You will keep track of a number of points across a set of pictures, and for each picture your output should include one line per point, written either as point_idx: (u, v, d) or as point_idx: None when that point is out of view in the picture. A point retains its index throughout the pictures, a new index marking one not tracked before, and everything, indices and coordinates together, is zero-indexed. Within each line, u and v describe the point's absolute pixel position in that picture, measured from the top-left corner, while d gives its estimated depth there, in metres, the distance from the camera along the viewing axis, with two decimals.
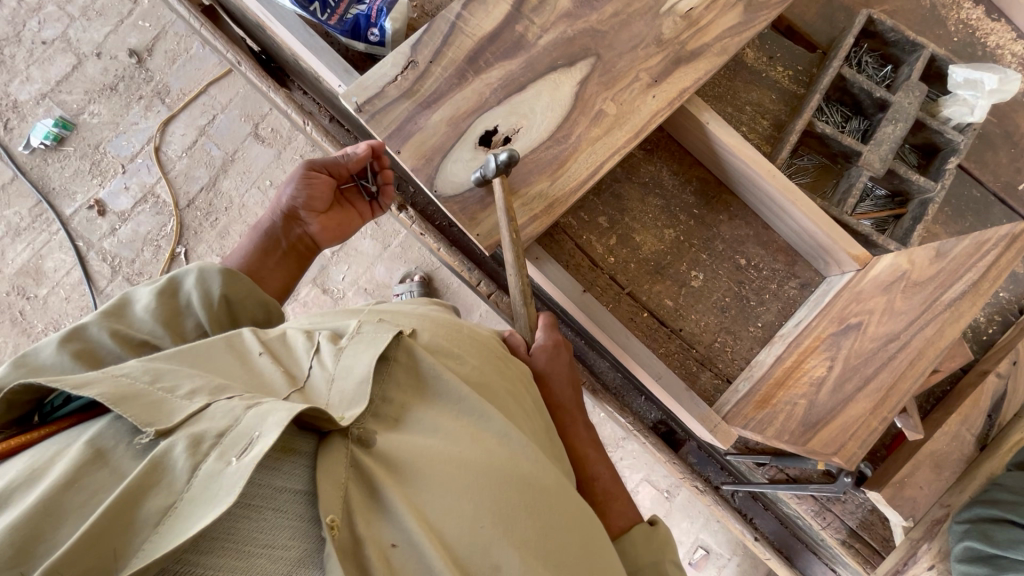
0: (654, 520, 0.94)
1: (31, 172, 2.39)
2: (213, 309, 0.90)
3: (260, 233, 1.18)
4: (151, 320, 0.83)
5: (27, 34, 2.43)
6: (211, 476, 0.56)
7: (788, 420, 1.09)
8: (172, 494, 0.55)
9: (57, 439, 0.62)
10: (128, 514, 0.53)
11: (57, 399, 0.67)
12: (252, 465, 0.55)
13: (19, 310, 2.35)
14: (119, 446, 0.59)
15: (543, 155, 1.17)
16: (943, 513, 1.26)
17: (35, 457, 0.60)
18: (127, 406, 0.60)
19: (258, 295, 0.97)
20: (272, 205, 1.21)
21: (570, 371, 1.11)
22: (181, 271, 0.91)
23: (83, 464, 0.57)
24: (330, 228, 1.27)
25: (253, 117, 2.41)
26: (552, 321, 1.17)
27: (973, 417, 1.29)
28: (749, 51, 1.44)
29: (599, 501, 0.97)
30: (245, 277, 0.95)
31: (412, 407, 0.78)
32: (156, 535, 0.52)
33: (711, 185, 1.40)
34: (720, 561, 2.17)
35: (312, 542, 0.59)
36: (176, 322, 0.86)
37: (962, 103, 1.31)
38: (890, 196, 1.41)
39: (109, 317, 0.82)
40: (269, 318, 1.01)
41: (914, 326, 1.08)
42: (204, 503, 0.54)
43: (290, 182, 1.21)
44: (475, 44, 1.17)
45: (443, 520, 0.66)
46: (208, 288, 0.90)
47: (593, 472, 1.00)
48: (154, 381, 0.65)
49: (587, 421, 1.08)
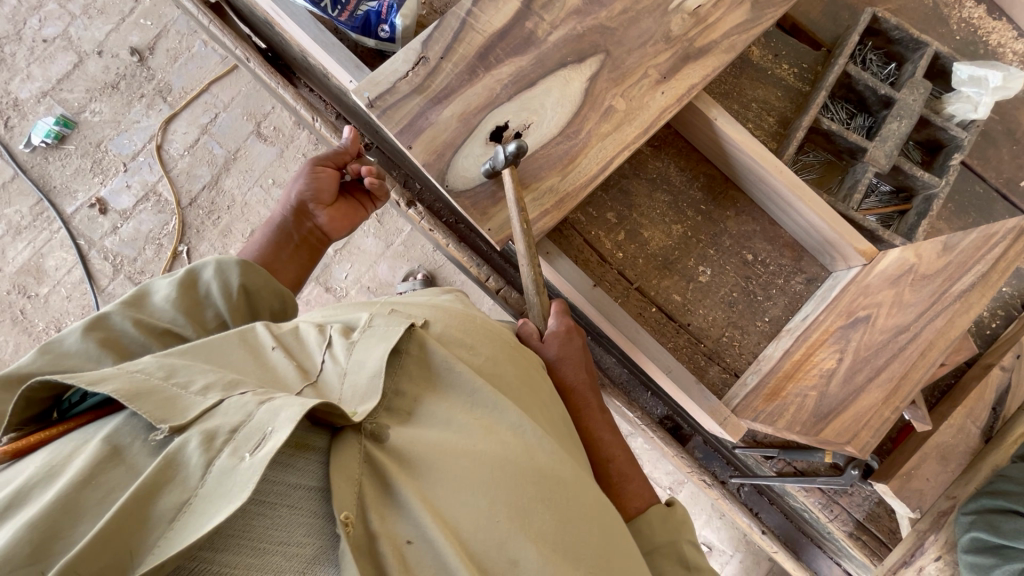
0: (671, 502, 0.96)
1: (31, 171, 2.38)
2: (233, 299, 0.90)
3: (272, 228, 1.18)
4: (173, 309, 0.84)
5: (27, 32, 2.42)
6: (224, 472, 0.56)
7: (799, 412, 1.11)
8: (187, 490, 0.55)
9: (74, 436, 0.62)
10: (144, 511, 0.53)
11: (74, 396, 0.67)
12: (264, 461, 0.55)
13: (21, 308, 2.34)
14: (134, 443, 0.60)
15: (554, 150, 1.18)
16: (949, 504, 1.27)
17: (53, 453, 0.60)
18: (141, 403, 0.60)
19: (276, 286, 0.96)
20: (281, 197, 1.21)
21: (583, 356, 1.12)
22: (200, 262, 0.91)
23: (99, 461, 0.57)
24: (339, 218, 1.26)
25: (255, 116, 2.41)
26: (563, 307, 1.17)
27: (978, 410, 1.31)
28: (754, 49, 1.46)
29: (614, 482, 0.98)
30: (261, 267, 0.94)
31: (424, 400, 0.78)
32: (171, 531, 0.53)
33: (718, 181, 1.41)
34: (722, 557, 2.18)
35: (326, 538, 0.60)
36: (197, 311, 0.86)
37: (966, 101, 1.33)
38: (894, 192, 1.43)
39: (131, 306, 0.82)
40: (285, 309, 0.99)
41: (924, 318, 1.10)
42: (217, 500, 0.54)
43: (298, 178, 1.23)
44: (486, 41, 1.17)
45: (457, 516, 0.66)
46: (227, 279, 0.90)
47: (609, 453, 1.02)
48: (168, 377, 0.65)
49: (601, 403, 1.09)
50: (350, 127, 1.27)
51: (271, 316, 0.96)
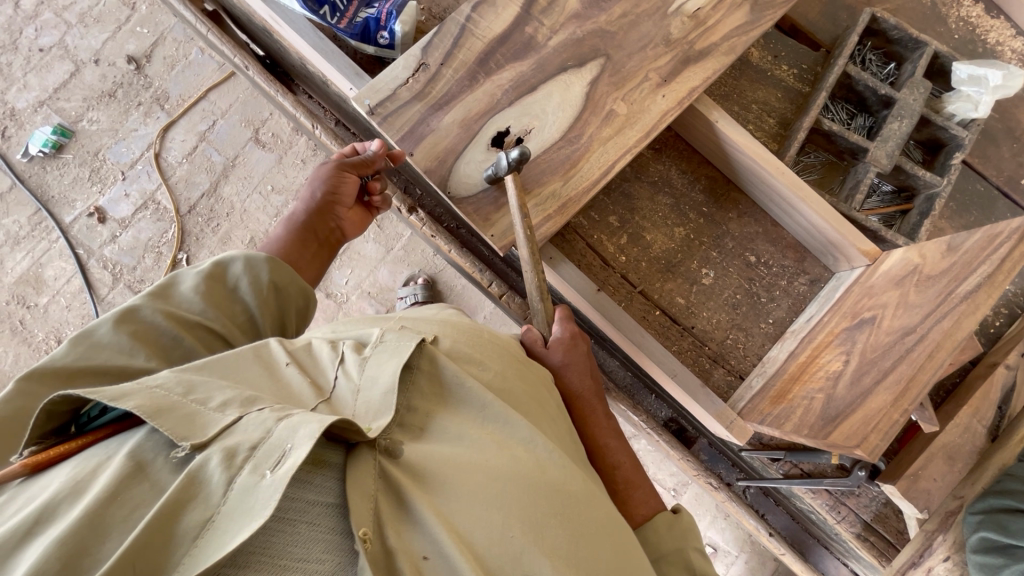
0: (677, 509, 0.96)
1: (29, 180, 2.38)
2: (261, 294, 0.93)
3: (297, 224, 1.16)
4: (204, 303, 0.87)
5: (24, 42, 2.42)
6: (246, 489, 0.55)
7: (807, 415, 1.11)
8: (209, 508, 0.55)
9: (95, 450, 0.62)
10: (171, 527, 0.53)
11: (94, 410, 0.67)
12: (286, 479, 0.54)
13: (20, 319, 2.33)
14: (157, 459, 0.59)
15: (555, 155, 1.18)
16: (956, 504, 1.27)
17: (75, 469, 0.59)
18: (163, 420, 0.59)
19: (301, 283, 0.99)
20: (304, 195, 1.20)
21: (589, 362, 1.11)
22: (230, 255, 0.94)
23: (123, 477, 0.56)
24: (357, 222, 1.30)
25: (253, 123, 2.40)
26: (568, 313, 1.16)
27: (983, 409, 1.31)
28: (754, 50, 1.46)
29: (621, 489, 0.98)
30: (288, 265, 0.98)
31: (436, 415, 0.78)
32: (197, 549, 0.52)
33: (720, 183, 1.41)
34: (728, 558, 2.18)
35: (345, 555, 0.59)
36: (226, 305, 0.90)
37: (966, 99, 1.33)
38: (896, 192, 1.43)
39: (160, 299, 0.85)
40: (309, 307, 1.02)
41: (931, 319, 1.10)
42: (241, 516, 0.53)
43: (320, 178, 1.22)
44: (485, 46, 1.17)
45: (473, 531, 0.66)
46: (257, 274, 0.93)
47: (615, 461, 1.01)
48: (187, 393, 0.64)
49: (607, 409, 1.08)
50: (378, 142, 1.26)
51: (297, 315, 1.00)
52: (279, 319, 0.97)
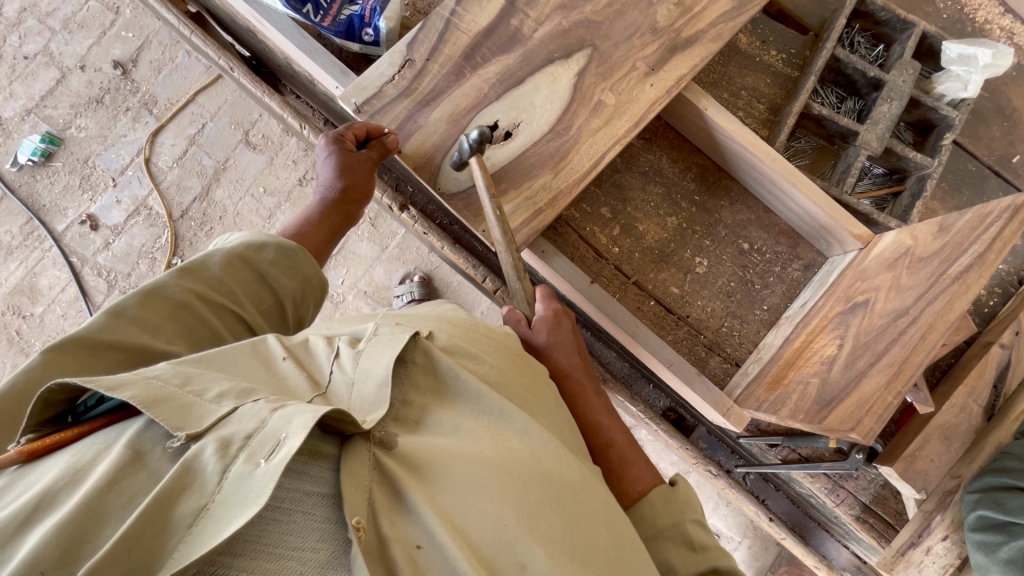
0: (674, 481, 0.96)
1: (20, 190, 2.36)
2: (286, 280, 0.96)
3: (323, 213, 1.18)
4: (231, 285, 0.89)
5: (8, 49, 2.40)
6: (240, 478, 0.55)
7: (802, 400, 1.12)
8: (204, 496, 0.54)
9: (94, 439, 0.61)
10: (165, 515, 0.52)
11: (90, 399, 0.66)
12: (281, 467, 0.54)
13: (16, 329, 2.32)
14: (155, 449, 0.59)
15: (545, 148, 1.17)
16: (954, 483, 1.28)
17: (74, 457, 0.59)
18: (158, 409, 0.59)
19: (322, 277, 1.02)
20: (331, 184, 1.19)
21: (574, 338, 1.11)
22: (264, 238, 0.95)
23: (120, 466, 0.56)
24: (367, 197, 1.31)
25: (243, 124, 2.38)
26: (550, 291, 1.16)
27: (979, 389, 1.31)
28: (741, 36, 1.45)
29: (616, 466, 0.99)
30: (314, 258, 1.01)
31: (431, 410, 0.78)
32: (191, 537, 0.52)
33: (711, 172, 1.40)
34: (731, 544, 2.20)
35: (339, 544, 0.59)
36: (251, 289, 0.92)
37: (955, 79, 1.32)
38: (887, 174, 1.42)
39: (189, 276, 0.86)
40: (324, 296, 1.06)
41: (924, 300, 1.11)
42: (234, 505, 0.53)
43: (342, 171, 1.18)
44: (471, 40, 1.16)
45: (467, 520, 0.66)
46: (288, 263, 0.96)
47: (610, 440, 1.01)
48: (183, 384, 0.64)
49: (597, 385, 1.09)
50: (390, 131, 1.14)
51: (315, 304, 1.04)
52: (299, 308, 1.00)
